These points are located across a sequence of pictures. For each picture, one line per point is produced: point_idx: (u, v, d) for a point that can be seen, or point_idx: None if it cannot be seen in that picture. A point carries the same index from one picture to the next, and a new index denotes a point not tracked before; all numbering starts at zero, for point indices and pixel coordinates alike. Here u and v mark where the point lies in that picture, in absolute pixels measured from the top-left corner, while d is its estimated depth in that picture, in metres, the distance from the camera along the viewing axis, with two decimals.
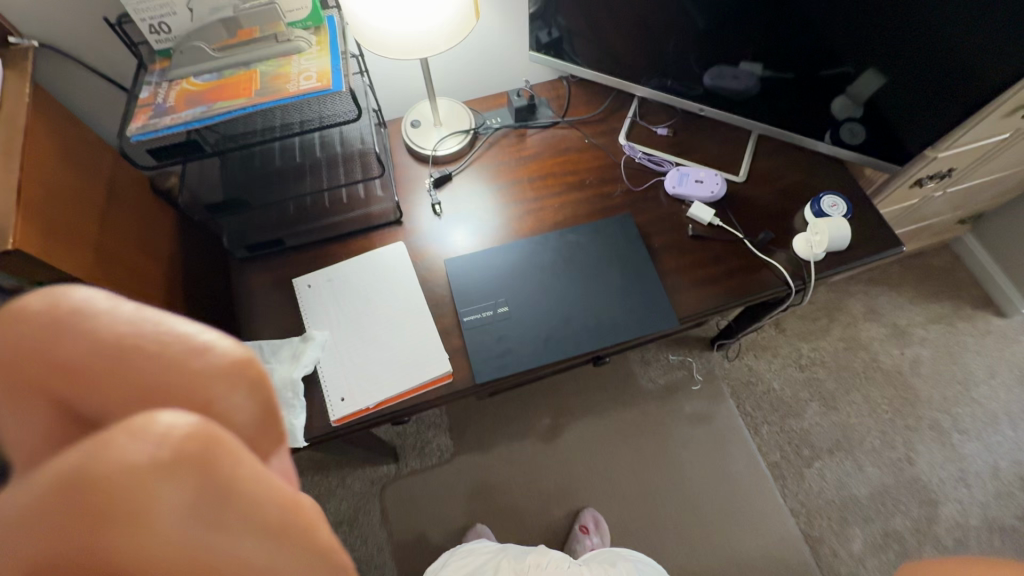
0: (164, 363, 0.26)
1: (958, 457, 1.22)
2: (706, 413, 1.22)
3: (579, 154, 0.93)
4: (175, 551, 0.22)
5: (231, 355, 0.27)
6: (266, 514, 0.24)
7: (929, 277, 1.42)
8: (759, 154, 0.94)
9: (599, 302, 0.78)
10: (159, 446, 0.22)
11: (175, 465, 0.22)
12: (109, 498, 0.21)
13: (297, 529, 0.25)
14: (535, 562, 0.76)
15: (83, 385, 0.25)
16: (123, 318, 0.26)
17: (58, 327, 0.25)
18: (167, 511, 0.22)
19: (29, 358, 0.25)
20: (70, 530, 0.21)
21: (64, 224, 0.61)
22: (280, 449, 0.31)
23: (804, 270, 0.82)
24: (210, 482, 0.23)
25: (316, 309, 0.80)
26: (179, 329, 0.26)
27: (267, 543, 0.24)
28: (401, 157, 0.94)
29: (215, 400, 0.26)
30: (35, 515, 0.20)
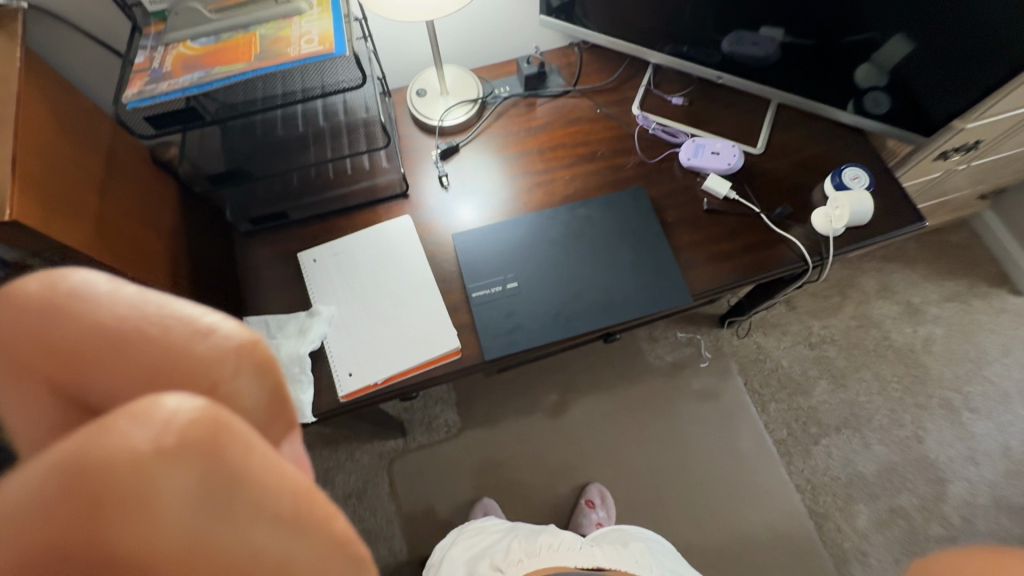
0: (168, 346, 0.26)
1: (968, 436, 1.21)
2: (714, 390, 1.21)
3: (590, 124, 0.90)
4: (187, 532, 0.22)
5: (233, 338, 0.27)
6: (274, 503, 0.23)
7: (946, 254, 1.38)
8: (778, 125, 0.90)
9: (611, 278, 0.77)
10: (161, 430, 0.22)
11: (177, 450, 0.21)
12: (118, 480, 0.21)
13: (309, 519, 0.24)
14: (547, 544, 0.74)
15: (90, 368, 0.25)
16: (126, 302, 0.26)
17: (62, 313, 0.25)
18: (173, 496, 0.22)
19: (40, 348, 0.26)
20: (89, 507, 0.21)
21: (62, 195, 0.60)
22: (292, 433, 0.30)
23: (822, 245, 0.79)
24: (217, 471, 0.22)
25: (322, 283, 0.79)
26: (180, 312, 0.27)
27: (280, 534, 0.23)
28: (407, 127, 0.91)
29: (222, 383, 0.26)
30: (56, 494, 0.21)
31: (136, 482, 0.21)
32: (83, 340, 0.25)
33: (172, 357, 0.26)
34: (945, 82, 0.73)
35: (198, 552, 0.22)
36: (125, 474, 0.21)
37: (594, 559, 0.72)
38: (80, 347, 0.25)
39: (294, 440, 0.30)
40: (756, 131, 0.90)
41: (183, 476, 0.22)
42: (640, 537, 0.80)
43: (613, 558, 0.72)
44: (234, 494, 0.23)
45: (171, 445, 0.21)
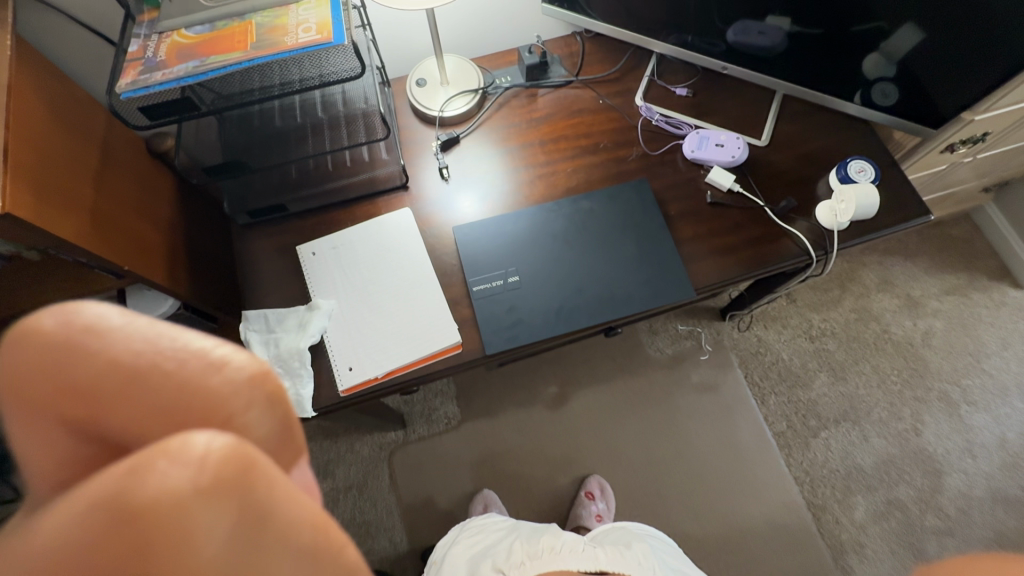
0: (182, 381, 0.24)
1: (965, 428, 1.22)
2: (713, 382, 1.22)
3: (593, 116, 0.89)
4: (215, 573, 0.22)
5: (248, 370, 0.25)
6: (299, 539, 0.23)
7: (946, 247, 1.38)
8: (783, 117, 0.89)
9: (613, 272, 0.76)
10: (196, 470, 0.20)
11: (213, 492, 0.21)
12: (150, 525, 0.20)
13: (329, 553, 0.24)
14: (550, 546, 0.74)
15: (102, 403, 0.24)
16: (138, 331, 0.24)
17: (73, 345, 0.24)
18: (208, 539, 0.21)
19: (47, 378, 0.24)
20: (118, 553, 0.21)
21: (56, 188, 0.58)
22: (302, 459, 0.28)
23: (826, 239, 0.79)
24: (250, 511, 0.22)
25: (322, 277, 0.78)
26: (194, 343, 0.24)
27: (307, 567, 0.24)
28: (407, 118, 0.89)
29: (237, 415, 0.24)
30: (85, 538, 0.21)
31: (171, 528, 0.20)
32: (98, 376, 0.24)
33: (188, 394, 0.24)
34: (951, 72, 0.73)
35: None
36: (158, 521, 0.20)
37: (599, 562, 0.72)
38: (95, 384, 0.24)
39: (303, 468, 0.28)
40: (761, 123, 0.88)
41: (217, 517, 0.21)
42: (642, 535, 0.80)
43: (617, 560, 0.73)
44: (266, 529, 0.23)
45: (205, 484, 0.20)
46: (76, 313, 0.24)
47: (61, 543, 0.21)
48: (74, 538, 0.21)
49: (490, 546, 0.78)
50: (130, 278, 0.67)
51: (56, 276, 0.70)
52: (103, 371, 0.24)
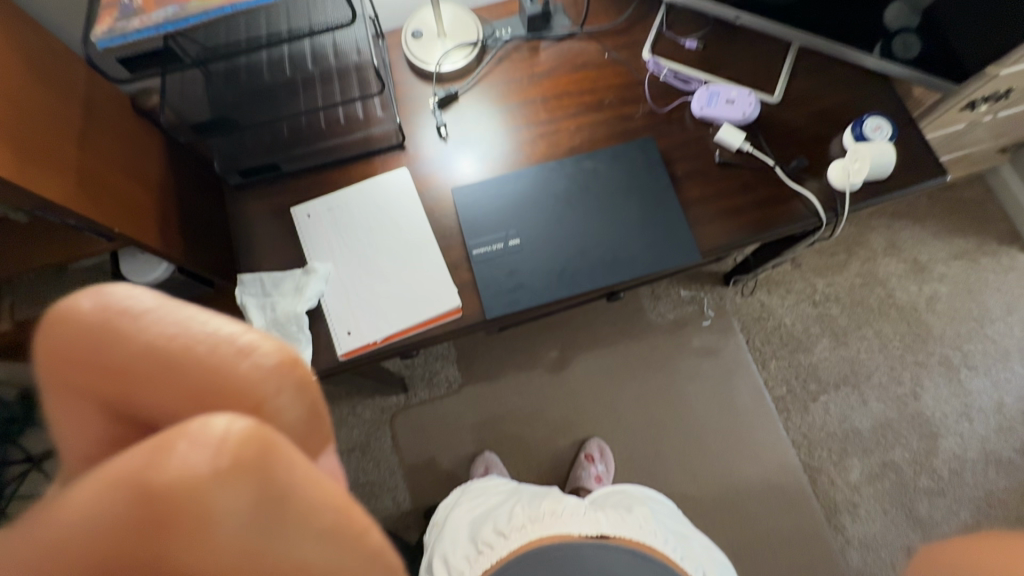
0: (212, 366, 0.25)
1: (964, 392, 1.22)
2: (714, 347, 1.21)
3: (597, 71, 0.85)
4: (237, 554, 0.22)
5: (275, 356, 0.27)
6: (320, 519, 0.23)
7: (956, 210, 1.35)
8: (798, 71, 0.84)
9: (616, 235, 0.74)
10: (215, 451, 0.22)
11: (231, 471, 0.22)
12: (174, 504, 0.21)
13: (350, 533, 0.24)
14: (551, 510, 0.74)
15: (138, 388, 0.26)
16: (173, 321, 0.26)
17: (115, 331, 0.26)
18: (228, 517, 0.22)
19: (92, 368, 0.26)
20: (146, 533, 0.21)
21: (37, 145, 0.56)
22: (329, 447, 0.30)
23: (838, 201, 0.76)
24: (269, 489, 0.22)
25: (317, 240, 0.76)
26: (224, 330, 0.26)
27: (325, 551, 0.23)
28: (402, 73, 0.85)
29: (265, 401, 0.26)
30: (113, 521, 0.21)
31: (191, 504, 0.21)
32: (134, 361, 0.25)
33: (216, 377, 0.25)
34: (966, 30, 0.71)
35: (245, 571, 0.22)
36: (179, 497, 0.21)
37: (600, 525, 0.73)
38: (131, 368, 0.25)
39: (331, 454, 0.30)
40: (775, 78, 0.84)
41: (233, 494, 0.22)
42: (643, 498, 0.81)
43: (618, 523, 0.74)
44: (279, 508, 0.23)
45: (222, 464, 0.21)
46: (117, 302, 0.26)
47: (85, 522, 0.21)
48: (100, 517, 0.21)
49: (491, 509, 0.79)
50: (122, 241, 0.66)
51: (44, 238, 0.69)
52: (138, 356, 0.25)
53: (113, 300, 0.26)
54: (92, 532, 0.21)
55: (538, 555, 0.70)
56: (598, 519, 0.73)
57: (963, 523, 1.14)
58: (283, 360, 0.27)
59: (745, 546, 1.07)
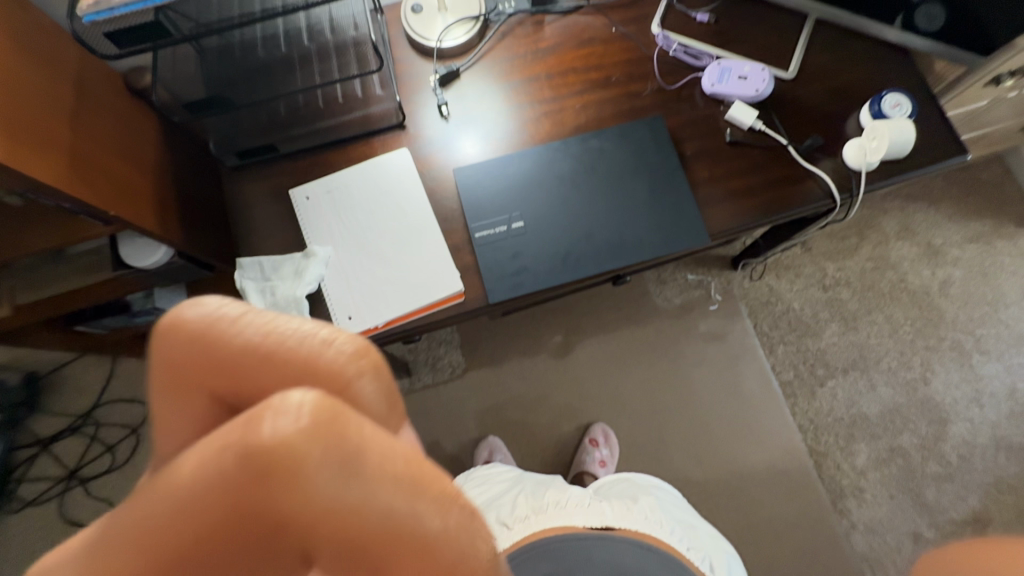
0: (300, 358, 0.25)
1: (975, 378, 1.20)
2: (720, 332, 1.19)
3: (604, 46, 0.81)
4: (338, 519, 0.21)
5: (352, 344, 0.26)
6: (409, 474, 0.22)
7: (973, 192, 1.31)
8: (815, 45, 0.81)
9: (623, 217, 0.72)
10: (298, 418, 0.20)
11: (317, 436, 0.20)
12: (274, 470, 0.20)
13: (429, 482, 0.22)
14: (554, 501, 0.75)
15: (232, 382, 0.25)
16: (256, 323, 0.25)
17: (201, 334, 0.25)
18: (320, 485, 0.21)
19: (183, 367, 0.25)
20: (255, 502, 0.21)
21: (27, 126, 0.54)
22: (405, 423, 0.30)
23: (853, 181, 0.73)
24: (352, 453, 0.21)
25: (316, 223, 0.75)
26: (302, 326, 0.26)
27: (411, 504, 0.22)
28: (401, 50, 0.82)
29: (351, 383, 0.25)
30: (222, 493, 0.21)
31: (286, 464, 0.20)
32: (221, 357, 0.25)
33: (301, 361, 0.24)
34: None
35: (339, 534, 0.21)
36: (274, 463, 0.20)
37: (603, 517, 0.72)
38: (220, 364, 0.25)
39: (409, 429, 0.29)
40: (790, 52, 0.80)
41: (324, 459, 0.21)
42: (646, 488, 0.80)
43: (622, 514, 0.73)
44: (368, 473, 0.21)
45: (308, 429, 0.20)
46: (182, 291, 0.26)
47: (195, 491, 0.21)
48: (208, 485, 0.21)
49: (495, 497, 0.80)
50: (118, 225, 0.65)
51: (38, 222, 0.67)
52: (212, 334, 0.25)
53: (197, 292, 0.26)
54: (191, 502, 0.21)
55: (540, 546, 0.69)
56: (601, 509, 0.74)
57: (971, 509, 1.13)
58: (359, 349, 0.27)
59: (749, 530, 1.06)
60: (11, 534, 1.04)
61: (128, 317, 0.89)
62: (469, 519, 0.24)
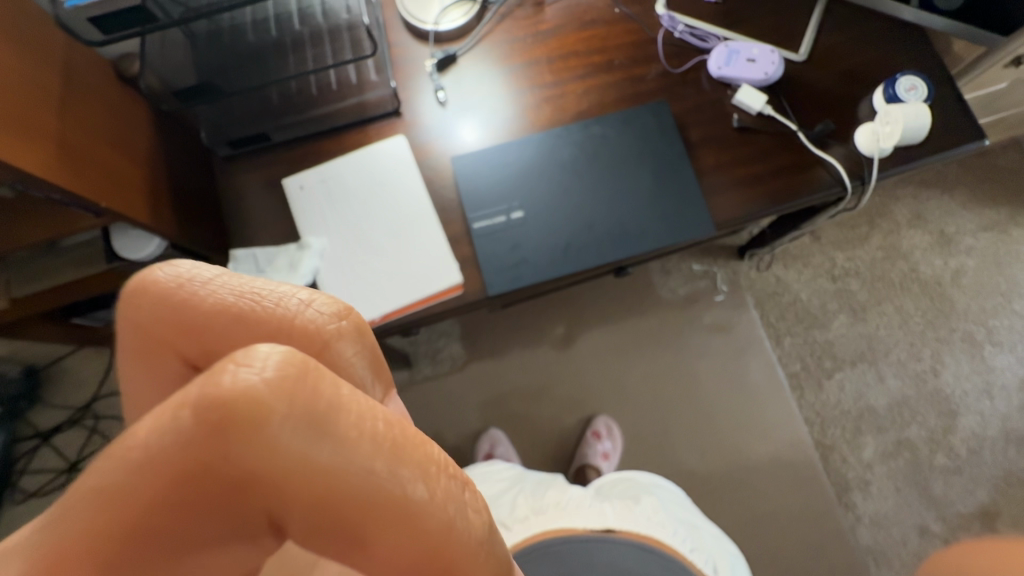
0: (278, 318, 0.27)
1: (986, 369, 1.18)
2: (726, 323, 1.17)
3: (607, 28, 0.78)
4: (304, 471, 0.21)
5: (333, 306, 0.29)
6: (383, 431, 0.22)
7: (987, 179, 1.27)
8: (827, 26, 0.78)
9: (625, 206, 0.70)
10: (264, 370, 0.21)
11: (283, 388, 0.21)
12: (232, 423, 0.20)
13: (411, 444, 0.23)
14: (555, 503, 0.75)
15: (202, 342, 0.27)
16: (232, 286, 0.28)
17: (176, 298, 0.27)
18: (285, 438, 0.21)
19: (158, 329, 0.27)
20: (208, 456, 0.20)
21: (14, 114, 0.52)
22: (393, 395, 0.32)
23: (865, 168, 0.71)
24: (320, 407, 0.21)
25: (310, 213, 0.73)
26: (281, 291, 0.28)
27: (389, 462, 0.22)
28: (397, 34, 0.80)
29: (328, 346, 0.28)
30: (175, 447, 0.20)
31: (245, 422, 0.20)
32: (195, 318, 0.27)
33: (278, 322, 0.27)
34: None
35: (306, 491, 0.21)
36: (231, 419, 0.20)
37: (605, 520, 0.71)
38: (195, 325, 0.27)
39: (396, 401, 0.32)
40: (800, 33, 0.77)
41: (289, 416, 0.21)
42: (649, 486, 0.79)
43: (624, 516, 0.72)
44: (336, 432, 0.21)
45: (271, 382, 0.21)
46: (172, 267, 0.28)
47: (148, 448, 0.20)
48: (161, 440, 0.20)
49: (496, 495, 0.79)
50: (110, 216, 0.64)
51: (27, 215, 0.66)
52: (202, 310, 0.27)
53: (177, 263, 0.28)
54: (149, 467, 0.20)
55: (540, 549, 0.69)
56: (602, 509, 0.73)
57: (979, 503, 1.11)
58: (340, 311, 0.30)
59: (753, 523, 1.05)
60: (14, 525, 1.04)
61: None
62: (459, 487, 0.24)
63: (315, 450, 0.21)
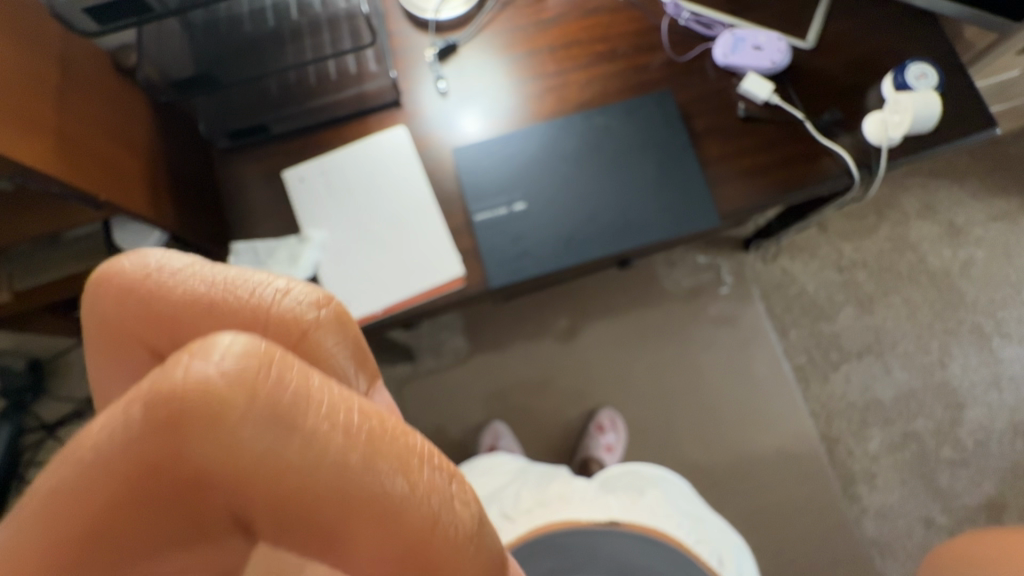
0: (252, 309, 0.33)
1: (995, 361, 1.16)
2: (731, 315, 1.16)
3: (610, 16, 0.77)
4: (257, 459, 0.24)
5: (313, 294, 0.36)
6: (346, 419, 0.25)
7: (999, 168, 1.25)
8: (836, 12, 0.76)
9: (629, 198, 0.69)
10: (221, 361, 0.24)
11: (237, 378, 0.24)
12: (185, 410, 0.23)
13: (383, 434, 0.26)
14: (559, 496, 0.74)
15: (174, 330, 0.32)
16: (207, 274, 0.33)
17: (153, 294, 0.32)
18: (240, 427, 0.24)
19: (136, 317, 0.32)
20: (163, 444, 0.24)
21: (12, 107, 0.52)
22: (376, 384, 0.39)
23: (873, 158, 0.69)
24: (276, 399, 0.24)
25: (310, 205, 0.72)
26: (258, 281, 0.34)
27: (358, 452, 0.25)
28: (396, 23, 0.79)
29: (309, 332, 0.34)
30: (136, 438, 0.24)
31: (198, 420, 0.23)
32: (171, 310, 0.32)
33: (254, 310, 0.33)
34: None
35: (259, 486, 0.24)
36: (182, 412, 0.23)
37: (610, 512, 0.70)
38: (171, 316, 0.32)
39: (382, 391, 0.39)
40: (809, 20, 0.75)
41: (245, 410, 0.24)
42: (654, 480, 0.79)
43: (629, 510, 0.71)
44: (296, 424, 0.24)
45: (227, 374, 0.23)
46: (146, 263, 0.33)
47: (112, 440, 0.24)
48: (123, 432, 0.24)
49: (499, 489, 0.79)
50: (110, 209, 0.64)
51: (27, 209, 0.66)
52: (173, 309, 0.32)
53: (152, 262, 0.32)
54: (114, 456, 0.24)
55: (544, 540, 0.68)
56: (607, 501, 0.73)
57: (985, 494, 1.11)
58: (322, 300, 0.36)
59: (757, 515, 1.05)
60: None
61: None
62: (443, 479, 0.28)
63: (269, 441, 0.24)
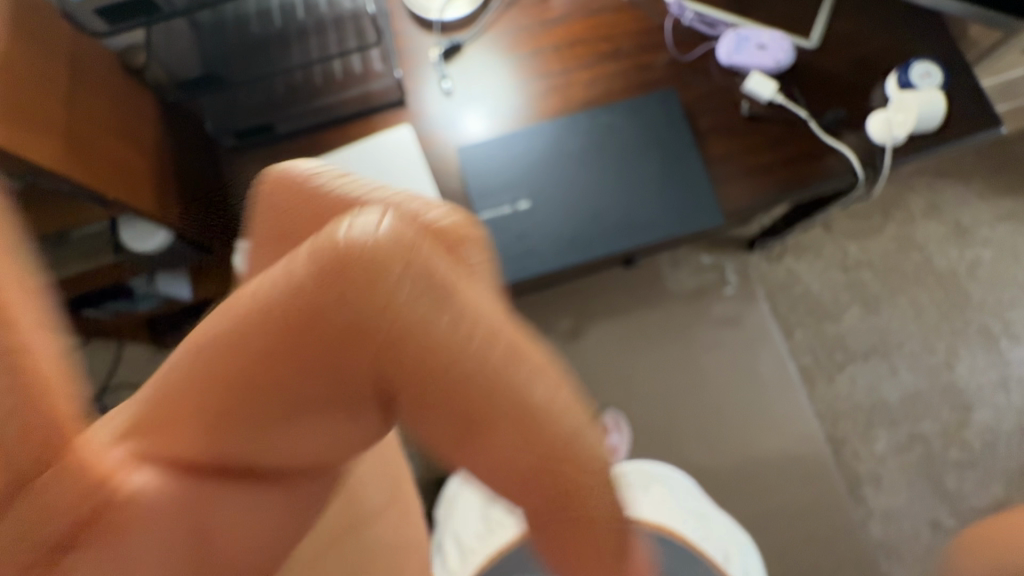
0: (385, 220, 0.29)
1: (1002, 362, 1.16)
2: (735, 315, 1.15)
3: (615, 15, 0.77)
4: (408, 332, 0.23)
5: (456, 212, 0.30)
6: (490, 326, 0.24)
7: (1005, 168, 1.24)
8: (841, 10, 0.76)
9: (633, 196, 0.69)
10: (381, 232, 0.23)
11: (396, 251, 0.23)
12: (348, 269, 0.22)
13: (527, 358, 0.24)
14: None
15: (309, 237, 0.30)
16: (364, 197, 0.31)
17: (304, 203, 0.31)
18: (395, 297, 0.23)
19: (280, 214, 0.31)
20: (323, 299, 0.23)
21: (25, 106, 0.53)
22: None
23: (878, 156, 0.69)
24: (431, 275, 0.23)
25: None
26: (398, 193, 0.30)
27: (504, 363, 0.23)
28: (401, 23, 0.79)
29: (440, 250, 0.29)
30: (293, 289, 0.23)
31: (358, 275, 0.22)
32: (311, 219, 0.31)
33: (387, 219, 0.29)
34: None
35: (413, 362, 0.23)
36: (344, 266, 0.22)
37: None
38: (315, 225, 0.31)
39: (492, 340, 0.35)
40: (812, 19, 0.75)
41: (403, 281, 0.23)
42: (661, 478, 0.78)
43: (633, 504, 0.72)
44: (450, 305, 0.23)
45: (386, 241, 0.22)
46: (296, 171, 0.33)
47: (271, 286, 0.23)
48: (281, 281, 0.23)
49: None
50: (116, 206, 0.64)
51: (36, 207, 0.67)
52: (314, 219, 0.32)
53: (305, 167, 0.32)
54: (271, 302, 0.23)
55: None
56: None
57: (993, 496, 1.10)
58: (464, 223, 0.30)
59: (763, 517, 1.05)
60: None
61: (132, 302, 0.89)
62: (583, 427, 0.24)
63: (423, 314, 0.23)
